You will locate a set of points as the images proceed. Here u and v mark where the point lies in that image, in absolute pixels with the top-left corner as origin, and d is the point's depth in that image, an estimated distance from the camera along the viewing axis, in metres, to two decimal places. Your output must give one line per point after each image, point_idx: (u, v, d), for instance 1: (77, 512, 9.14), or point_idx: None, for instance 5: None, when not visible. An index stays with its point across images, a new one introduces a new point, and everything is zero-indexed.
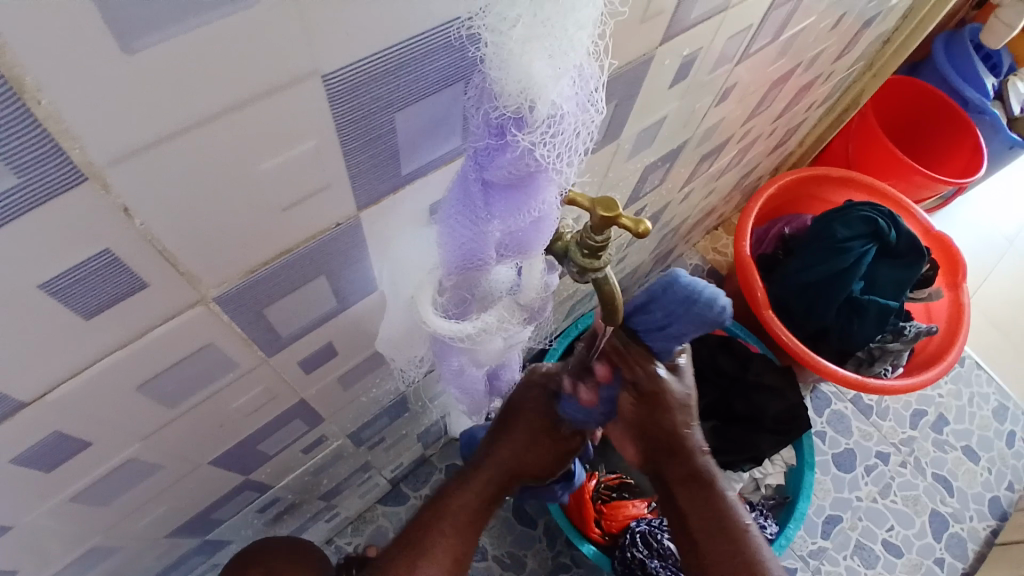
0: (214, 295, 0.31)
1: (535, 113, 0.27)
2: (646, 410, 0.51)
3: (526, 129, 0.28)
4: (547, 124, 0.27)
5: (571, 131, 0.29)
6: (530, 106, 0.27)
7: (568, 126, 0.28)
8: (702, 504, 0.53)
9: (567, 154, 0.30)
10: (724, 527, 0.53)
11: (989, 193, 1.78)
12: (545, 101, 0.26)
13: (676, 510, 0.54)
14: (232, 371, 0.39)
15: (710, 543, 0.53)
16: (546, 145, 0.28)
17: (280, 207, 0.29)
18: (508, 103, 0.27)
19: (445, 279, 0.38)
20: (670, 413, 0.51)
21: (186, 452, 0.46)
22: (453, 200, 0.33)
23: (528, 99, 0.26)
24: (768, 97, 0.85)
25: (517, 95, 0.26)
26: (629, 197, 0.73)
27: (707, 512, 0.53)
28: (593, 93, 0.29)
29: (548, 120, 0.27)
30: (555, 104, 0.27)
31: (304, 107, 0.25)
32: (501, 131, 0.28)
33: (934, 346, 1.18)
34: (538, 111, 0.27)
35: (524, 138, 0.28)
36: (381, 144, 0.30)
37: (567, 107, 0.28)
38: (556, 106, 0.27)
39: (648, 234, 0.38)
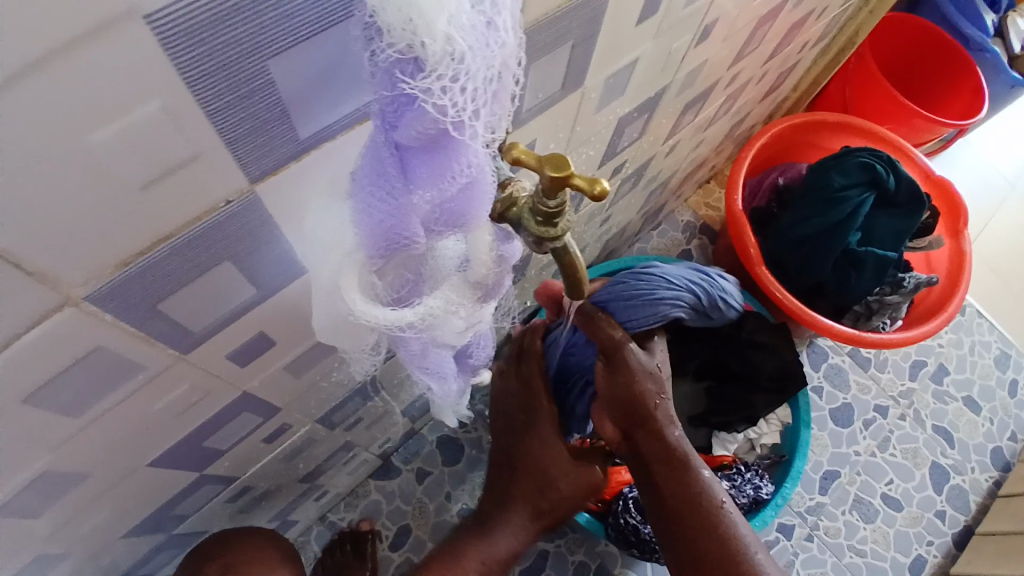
0: (83, 295, 0.27)
1: (428, 50, 0.22)
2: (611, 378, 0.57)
3: (422, 74, 0.23)
4: (446, 62, 0.23)
5: (481, 72, 0.24)
6: (422, 41, 0.22)
7: (474, 65, 0.23)
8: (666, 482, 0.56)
9: (481, 103, 0.25)
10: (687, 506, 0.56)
11: (992, 133, 1.71)
12: (434, 34, 0.22)
13: (660, 487, 0.56)
14: (140, 372, 0.35)
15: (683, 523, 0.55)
16: (450, 91, 0.23)
17: (137, 184, 0.24)
18: (394, 40, 0.22)
19: (374, 265, 0.32)
20: (637, 380, 0.55)
21: (117, 455, 0.41)
22: (364, 174, 0.27)
23: (414, 33, 0.22)
24: (758, 35, 0.78)
25: (401, 30, 0.22)
26: (605, 153, 0.67)
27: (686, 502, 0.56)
28: (504, 20, 0.24)
29: (445, 58, 0.22)
30: (450, 38, 0.22)
31: (136, 55, 0.20)
32: (395, 78, 0.23)
33: (934, 298, 1.14)
34: (429, 47, 0.22)
35: (423, 84, 0.23)
36: (256, 102, 0.25)
37: (467, 42, 0.23)
38: (452, 40, 0.22)
39: (606, 195, 0.33)
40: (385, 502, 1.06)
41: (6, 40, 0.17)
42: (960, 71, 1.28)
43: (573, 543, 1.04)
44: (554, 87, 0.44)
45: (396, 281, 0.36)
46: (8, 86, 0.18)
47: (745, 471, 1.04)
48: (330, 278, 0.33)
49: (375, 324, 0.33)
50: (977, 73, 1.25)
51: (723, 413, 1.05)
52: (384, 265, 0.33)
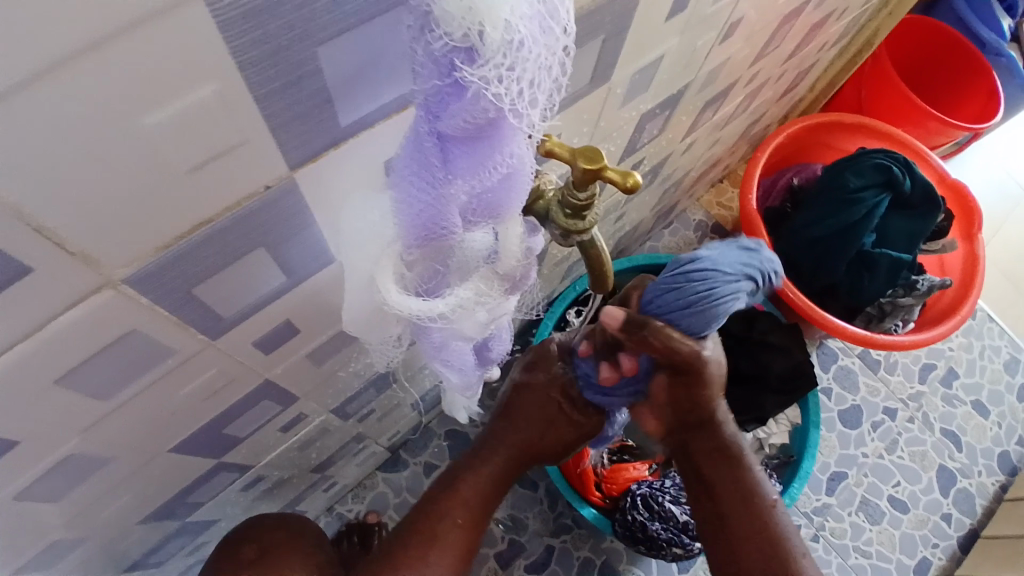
0: (123, 277, 0.27)
1: (487, 39, 0.22)
2: (680, 388, 0.50)
3: (477, 63, 0.23)
4: (504, 51, 0.23)
5: (536, 61, 0.24)
6: (481, 30, 0.22)
7: (530, 54, 0.23)
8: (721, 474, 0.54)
9: (534, 91, 0.25)
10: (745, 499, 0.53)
11: (1006, 137, 1.69)
12: (495, 22, 0.22)
13: (713, 486, 0.54)
14: (172, 357, 0.35)
15: (732, 518, 0.53)
16: (506, 80, 0.23)
17: (185, 167, 0.24)
18: (452, 29, 0.22)
19: (407, 255, 0.32)
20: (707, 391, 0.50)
21: (140, 440, 0.42)
22: (404, 164, 0.27)
23: (474, 21, 0.22)
24: (779, 34, 0.78)
25: (461, 18, 0.22)
26: (625, 149, 0.67)
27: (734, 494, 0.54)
28: (559, 11, 0.24)
29: (504, 46, 0.22)
30: (510, 25, 0.22)
31: (190, 39, 0.20)
32: (449, 66, 0.23)
33: (947, 301, 1.13)
34: (489, 36, 0.22)
35: (479, 73, 0.23)
36: (301, 89, 0.25)
37: (526, 30, 0.23)
38: (512, 28, 0.22)
39: (638, 188, 0.33)
40: (393, 494, 1.06)
41: (68, 20, 0.18)
42: (976, 73, 1.27)
43: (579, 539, 1.04)
44: (582, 81, 0.44)
45: (422, 274, 0.36)
46: (68, 66, 0.19)
47: None
48: (365, 274, 0.33)
49: (407, 313, 0.33)
50: (992, 76, 1.24)
51: (732, 414, 1.05)
52: (414, 255, 0.33)
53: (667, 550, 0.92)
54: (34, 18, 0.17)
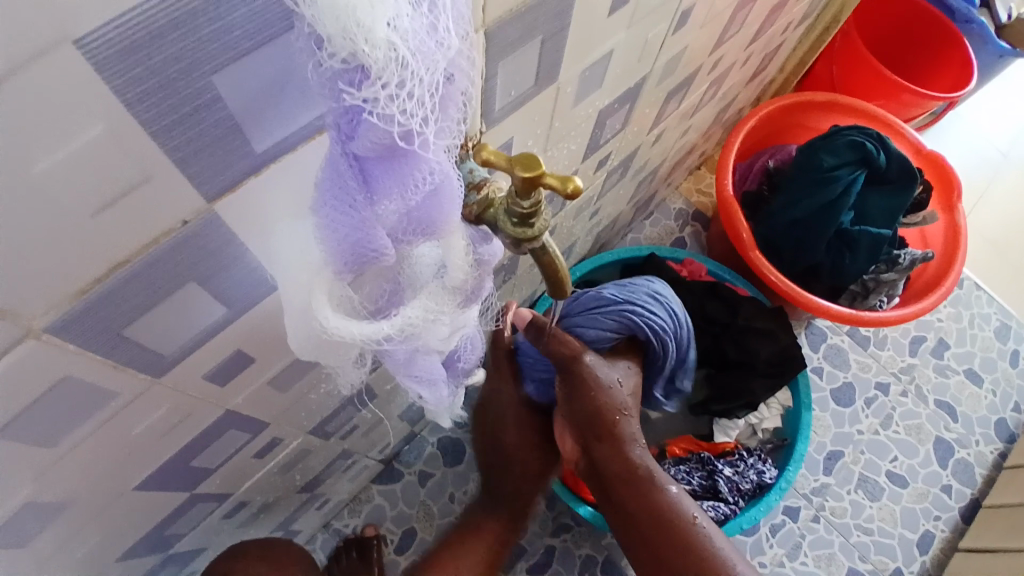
0: (43, 326, 0.26)
1: (372, 59, 0.22)
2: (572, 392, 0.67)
3: (367, 81, 0.22)
4: (392, 69, 0.22)
5: (427, 74, 0.23)
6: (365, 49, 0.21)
7: (418, 68, 0.23)
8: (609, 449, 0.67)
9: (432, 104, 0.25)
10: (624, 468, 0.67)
11: (981, 104, 1.69)
12: (374, 41, 0.21)
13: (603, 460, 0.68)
14: (114, 399, 0.34)
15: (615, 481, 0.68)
16: (397, 98, 0.23)
17: (89, 212, 0.23)
18: (335, 50, 0.21)
19: (345, 280, 0.31)
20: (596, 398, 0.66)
21: (101, 481, 0.41)
22: (324, 189, 0.27)
23: (354, 41, 0.21)
24: (739, 18, 0.77)
25: (341, 38, 0.21)
26: (588, 147, 0.66)
27: (641, 499, 0.67)
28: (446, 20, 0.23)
29: (391, 64, 0.22)
30: (393, 44, 0.22)
31: (74, 82, 0.20)
32: (340, 88, 0.23)
33: (930, 275, 1.13)
34: (372, 55, 0.21)
35: (369, 93, 0.23)
36: (203, 120, 0.24)
37: (411, 46, 0.22)
38: (396, 43, 0.22)
39: (579, 194, 0.32)
40: (390, 506, 1.06)
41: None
42: (946, 43, 1.27)
43: (580, 537, 1.04)
44: (527, 84, 0.43)
45: (376, 293, 0.37)
46: None
47: (748, 457, 1.03)
48: (300, 299, 0.32)
49: (352, 339, 0.32)
50: (965, 43, 1.24)
51: (722, 401, 1.05)
52: (356, 278, 0.33)
53: None
54: None
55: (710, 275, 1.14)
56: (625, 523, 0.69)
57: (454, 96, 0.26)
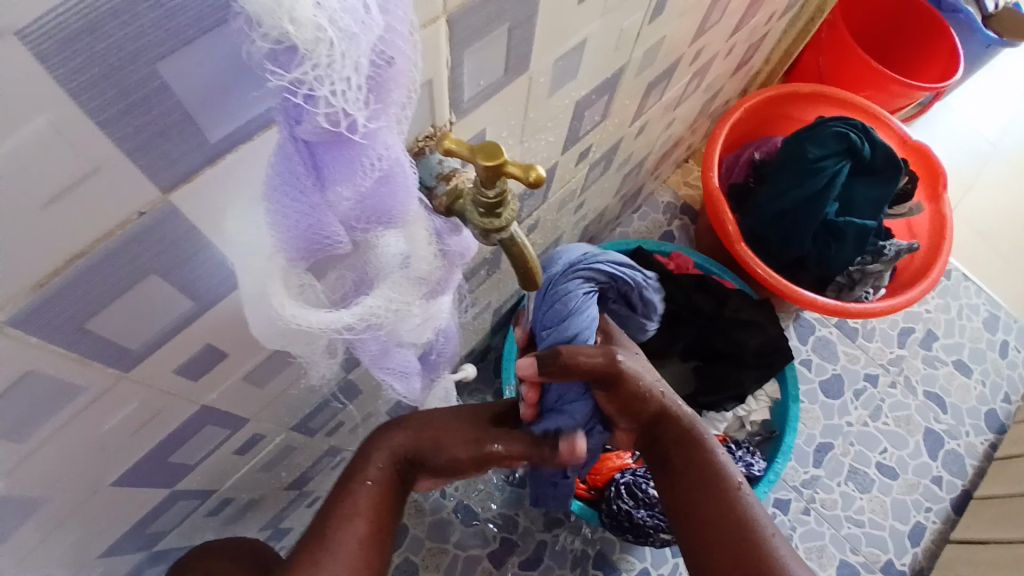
0: (1, 319, 0.26)
1: (301, 39, 0.21)
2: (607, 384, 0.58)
3: (298, 61, 0.22)
4: (322, 49, 0.22)
5: (365, 59, 0.23)
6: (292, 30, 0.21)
7: (353, 50, 0.23)
8: (668, 426, 0.63)
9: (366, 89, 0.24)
10: (687, 440, 0.64)
11: (969, 96, 1.70)
12: (300, 20, 0.21)
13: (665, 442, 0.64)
14: (81, 394, 0.34)
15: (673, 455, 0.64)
16: (327, 79, 0.23)
17: (40, 202, 0.23)
18: (267, 29, 0.21)
19: (298, 269, 0.32)
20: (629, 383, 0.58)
21: (76, 477, 0.41)
22: (274, 175, 0.27)
23: (280, 18, 0.21)
24: (718, 8, 0.77)
25: (270, 19, 0.21)
26: (567, 139, 0.66)
27: (703, 481, 0.62)
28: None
29: (320, 43, 0.22)
30: (320, 22, 0.21)
31: (11, 69, 0.19)
32: (269, 68, 0.23)
33: (918, 264, 1.13)
34: (298, 34, 0.21)
35: (299, 74, 0.22)
36: (150, 110, 0.24)
37: (345, 26, 0.22)
38: (324, 26, 0.21)
39: (541, 182, 0.32)
40: None
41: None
42: (934, 33, 1.27)
43: (570, 532, 1.04)
44: (496, 73, 0.43)
45: (338, 281, 0.38)
46: None
47: (737, 450, 1.03)
48: (256, 288, 0.32)
49: (312, 328, 0.33)
50: (951, 34, 1.24)
51: (711, 394, 1.05)
52: (312, 265, 0.33)
53: (656, 535, 0.92)
54: None
55: (697, 268, 1.15)
56: (684, 513, 0.63)
57: (395, 81, 0.26)
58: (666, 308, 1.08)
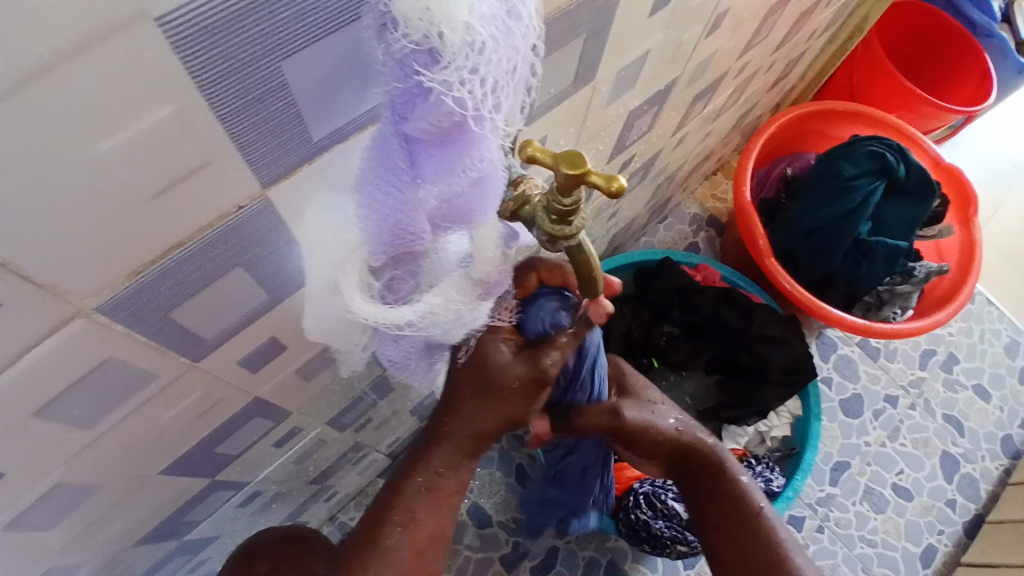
0: (94, 306, 0.26)
1: (446, 42, 0.22)
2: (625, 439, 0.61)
3: (439, 65, 0.23)
4: (464, 54, 0.23)
5: (499, 63, 0.24)
6: (440, 33, 0.22)
7: (492, 55, 0.24)
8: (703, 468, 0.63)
9: (498, 95, 0.25)
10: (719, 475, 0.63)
11: (998, 119, 1.69)
12: (454, 25, 0.22)
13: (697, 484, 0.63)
14: (152, 382, 0.34)
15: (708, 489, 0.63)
16: (469, 82, 0.23)
17: (150, 193, 0.24)
18: (411, 30, 0.22)
19: (374, 260, 0.32)
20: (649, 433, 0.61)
21: (129, 465, 0.41)
22: (371, 168, 0.27)
23: (432, 23, 0.22)
24: (768, 24, 0.77)
25: (418, 20, 0.22)
26: (614, 147, 0.66)
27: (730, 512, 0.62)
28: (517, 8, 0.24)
29: (464, 48, 0.23)
30: (470, 28, 0.22)
31: (140, 59, 0.20)
32: (406, 71, 0.23)
33: (946, 287, 1.12)
34: (448, 38, 0.22)
35: (440, 77, 0.23)
36: (266, 102, 0.24)
37: (487, 32, 0.23)
38: (472, 31, 0.23)
39: (623, 192, 0.32)
40: None
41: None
42: (967, 55, 1.26)
43: (583, 539, 1.03)
44: (565, 82, 0.43)
45: (392, 278, 0.36)
46: (33, 84, 0.18)
47: (756, 465, 1.02)
48: (327, 278, 0.32)
49: (373, 322, 0.33)
50: (985, 58, 1.23)
51: (734, 408, 1.05)
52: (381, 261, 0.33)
53: (672, 547, 0.92)
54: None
55: (723, 281, 1.14)
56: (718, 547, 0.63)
57: (510, 84, 0.26)
58: (692, 320, 1.09)
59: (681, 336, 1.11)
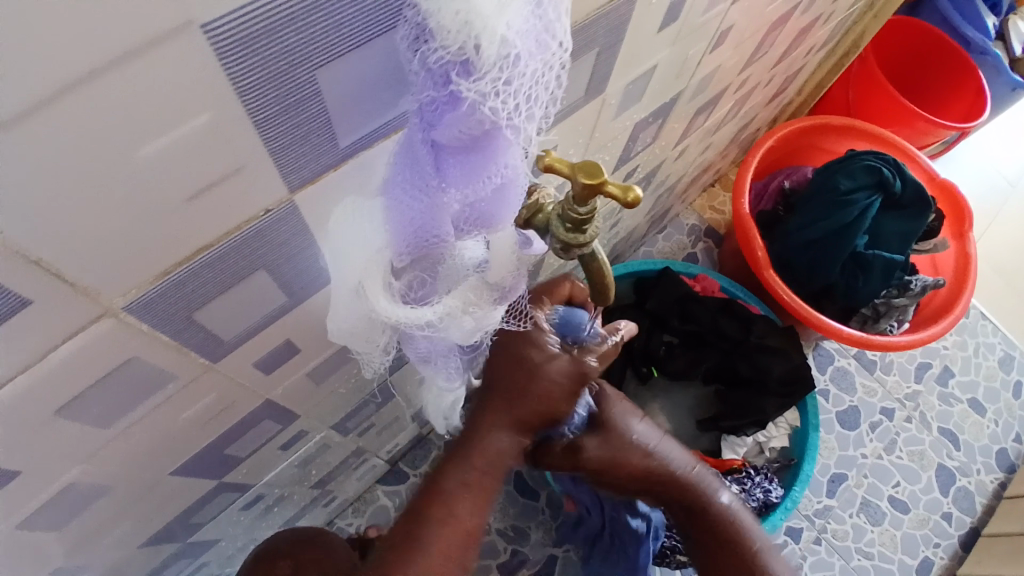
0: (121, 306, 0.27)
1: (482, 54, 0.23)
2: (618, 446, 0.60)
3: (473, 75, 0.24)
4: (498, 66, 0.24)
5: (532, 75, 0.25)
6: (477, 46, 0.23)
7: (526, 67, 0.25)
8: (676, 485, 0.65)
9: (531, 105, 0.26)
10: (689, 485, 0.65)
11: (991, 136, 1.71)
12: (492, 37, 0.23)
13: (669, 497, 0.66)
14: (171, 382, 0.34)
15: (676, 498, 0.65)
16: (502, 93, 0.25)
17: (183, 198, 0.24)
18: (449, 41, 0.23)
19: (397, 262, 0.33)
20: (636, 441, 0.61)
21: (142, 466, 0.41)
22: (398, 172, 0.29)
23: (471, 34, 0.23)
24: (768, 40, 0.79)
25: (456, 32, 0.23)
26: (619, 158, 0.67)
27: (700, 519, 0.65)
28: (554, 27, 0.25)
29: (499, 61, 0.24)
30: (505, 40, 0.23)
31: (183, 66, 0.20)
32: (440, 80, 0.24)
33: (941, 300, 1.13)
34: (485, 50, 0.23)
35: (474, 87, 0.24)
36: (302, 107, 0.25)
37: (522, 46, 0.24)
38: (508, 43, 0.23)
39: (639, 203, 0.33)
40: (394, 507, 1.05)
41: (48, 59, 0.17)
42: (961, 73, 1.29)
43: None
44: (577, 94, 0.44)
45: (413, 280, 0.37)
46: (80, 89, 0.19)
47: (755, 474, 1.02)
48: (354, 280, 0.32)
49: (394, 321, 0.34)
50: (979, 75, 1.25)
51: (733, 418, 1.06)
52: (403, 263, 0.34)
53: (671, 556, 0.92)
54: (48, 40, 0.17)
55: (722, 291, 1.15)
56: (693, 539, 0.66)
57: (542, 94, 0.26)
58: (692, 330, 1.10)
59: (680, 346, 1.12)
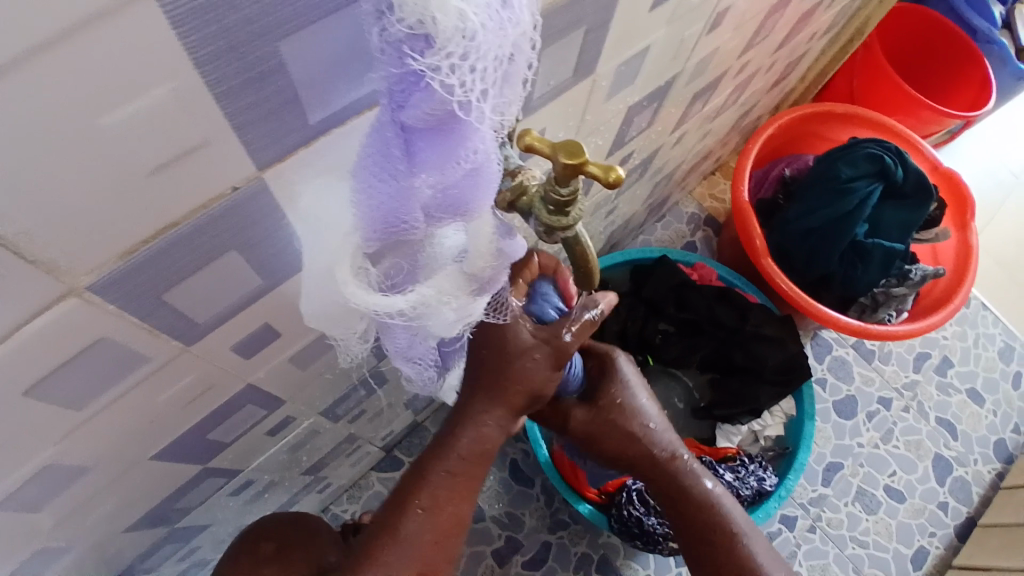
0: (87, 285, 0.26)
1: (440, 27, 0.23)
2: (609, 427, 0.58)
3: (433, 50, 0.23)
4: (457, 40, 0.23)
5: (493, 50, 0.24)
6: (434, 18, 0.22)
7: (486, 43, 0.24)
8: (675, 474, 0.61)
9: (491, 84, 0.25)
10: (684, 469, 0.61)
11: (997, 126, 1.69)
12: (446, 9, 0.22)
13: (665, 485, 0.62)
14: (146, 364, 0.34)
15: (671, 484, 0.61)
16: (460, 70, 0.24)
17: (146, 171, 0.24)
18: (406, 15, 0.22)
19: (369, 248, 0.32)
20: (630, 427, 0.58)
21: (122, 447, 0.41)
22: (366, 156, 0.27)
23: (426, 7, 0.22)
24: (768, 24, 0.77)
25: (414, 4, 0.22)
26: (614, 142, 0.66)
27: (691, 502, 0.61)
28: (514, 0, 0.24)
29: (458, 35, 0.23)
30: (462, 14, 0.23)
31: (140, 36, 0.20)
32: (401, 55, 0.24)
33: (940, 290, 1.12)
34: (441, 23, 0.22)
35: (433, 62, 0.23)
36: (264, 86, 0.24)
37: (481, 18, 0.23)
38: (465, 17, 0.23)
39: (620, 183, 0.32)
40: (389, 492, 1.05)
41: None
42: (966, 61, 1.27)
43: (576, 535, 1.02)
44: (566, 74, 0.43)
45: (390, 268, 0.36)
46: (28, 59, 0.18)
47: (749, 463, 1.01)
48: (323, 265, 0.33)
49: (366, 310, 0.33)
50: (985, 63, 1.23)
51: (727, 406, 1.06)
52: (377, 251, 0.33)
53: (663, 543, 0.91)
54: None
55: (721, 280, 1.15)
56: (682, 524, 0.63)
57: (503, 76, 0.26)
58: (688, 318, 1.09)
59: (675, 334, 1.11)
